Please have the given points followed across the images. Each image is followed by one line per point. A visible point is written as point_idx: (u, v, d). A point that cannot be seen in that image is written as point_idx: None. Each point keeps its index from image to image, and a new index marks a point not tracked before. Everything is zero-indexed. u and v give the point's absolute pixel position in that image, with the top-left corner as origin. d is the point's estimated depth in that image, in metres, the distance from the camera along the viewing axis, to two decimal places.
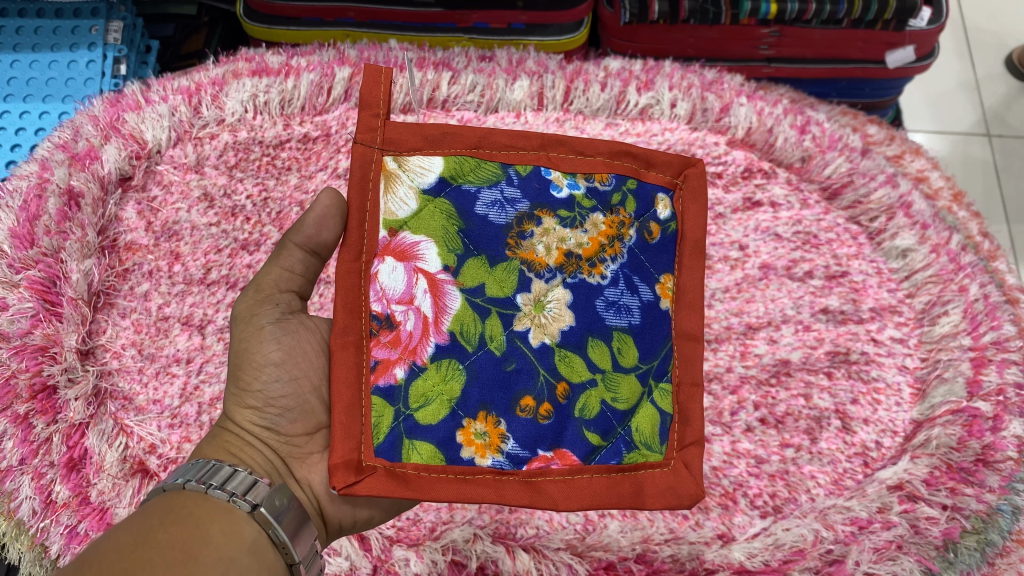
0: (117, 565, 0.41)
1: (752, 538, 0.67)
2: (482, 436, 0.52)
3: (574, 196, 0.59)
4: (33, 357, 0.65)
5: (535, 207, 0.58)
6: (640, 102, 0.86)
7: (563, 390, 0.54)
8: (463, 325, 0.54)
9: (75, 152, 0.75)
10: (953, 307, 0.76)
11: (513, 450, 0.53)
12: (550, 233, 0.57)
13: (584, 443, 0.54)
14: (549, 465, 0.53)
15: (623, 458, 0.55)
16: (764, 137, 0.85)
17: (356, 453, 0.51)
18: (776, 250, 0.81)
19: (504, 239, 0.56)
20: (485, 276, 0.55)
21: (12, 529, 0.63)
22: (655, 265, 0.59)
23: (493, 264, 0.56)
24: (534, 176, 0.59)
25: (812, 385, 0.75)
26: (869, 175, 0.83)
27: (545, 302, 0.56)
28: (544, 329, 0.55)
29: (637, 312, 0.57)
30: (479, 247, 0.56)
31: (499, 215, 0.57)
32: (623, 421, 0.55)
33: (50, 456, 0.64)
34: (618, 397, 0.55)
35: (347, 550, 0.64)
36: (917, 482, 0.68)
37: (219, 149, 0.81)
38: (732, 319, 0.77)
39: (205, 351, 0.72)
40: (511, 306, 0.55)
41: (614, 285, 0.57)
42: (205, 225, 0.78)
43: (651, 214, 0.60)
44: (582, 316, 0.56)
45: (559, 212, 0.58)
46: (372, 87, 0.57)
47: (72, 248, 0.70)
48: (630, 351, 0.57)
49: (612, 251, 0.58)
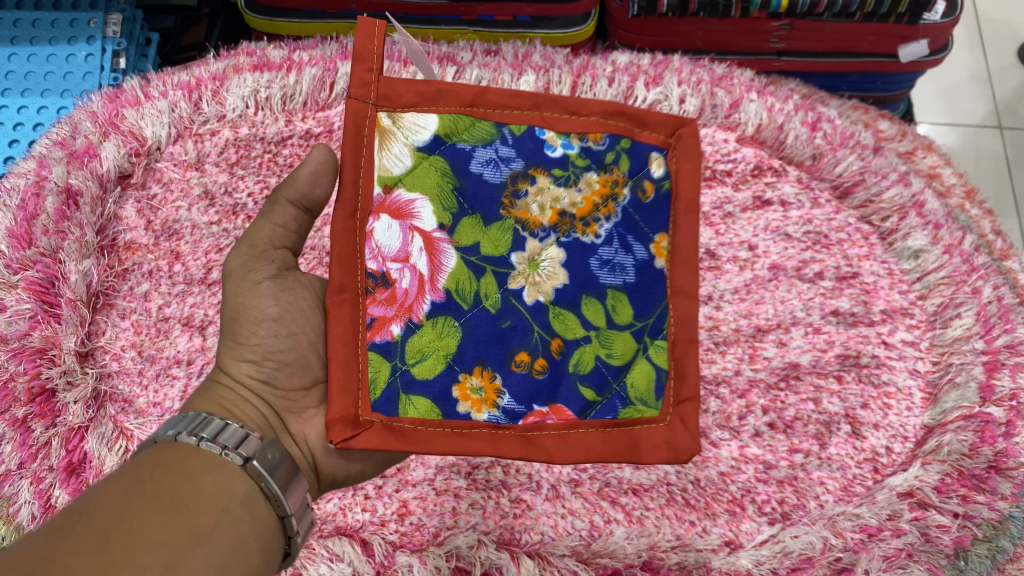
0: (103, 518, 0.40)
1: (759, 545, 0.66)
2: (477, 391, 0.53)
3: (567, 155, 0.59)
4: (32, 360, 0.64)
5: (530, 166, 0.58)
6: (648, 98, 0.85)
7: (557, 346, 0.55)
8: (459, 283, 0.55)
9: (74, 150, 0.74)
10: (965, 309, 0.75)
11: (509, 404, 0.53)
12: (545, 193, 0.58)
13: (579, 398, 0.54)
14: (545, 420, 0.54)
15: (619, 414, 0.54)
16: (774, 134, 0.84)
17: (354, 407, 0.51)
18: (786, 250, 0.79)
19: (500, 198, 0.57)
20: (479, 233, 0.56)
21: (12, 533, 0.62)
22: (650, 222, 0.59)
23: (488, 222, 0.56)
24: (529, 135, 0.59)
25: (822, 389, 0.73)
26: (881, 174, 0.81)
27: (540, 260, 0.57)
28: (538, 287, 0.56)
29: (632, 270, 0.58)
30: (474, 206, 0.56)
31: (494, 174, 0.57)
32: (620, 380, 0.55)
33: (49, 460, 0.63)
34: (613, 353, 0.56)
35: (350, 555, 0.63)
36: (928, 489, 0.66)
37: (219, 146, 0.80)
38: (741, 321, 0.76)
39: (205, 352, 0.71)
40: (507, 264, 0.56)
41: (609, 243, 0.58)
42: (205, 223, 0.76)
43: (645, 173, 0.59)
44: (576, 274, 0.56)
45: (554, 172, 0.58)
46: (366, 39, 0.55)
47: (71, 248, 0.69)
48: (624, 309, 0.57)
49: (606, 210, 0.58)
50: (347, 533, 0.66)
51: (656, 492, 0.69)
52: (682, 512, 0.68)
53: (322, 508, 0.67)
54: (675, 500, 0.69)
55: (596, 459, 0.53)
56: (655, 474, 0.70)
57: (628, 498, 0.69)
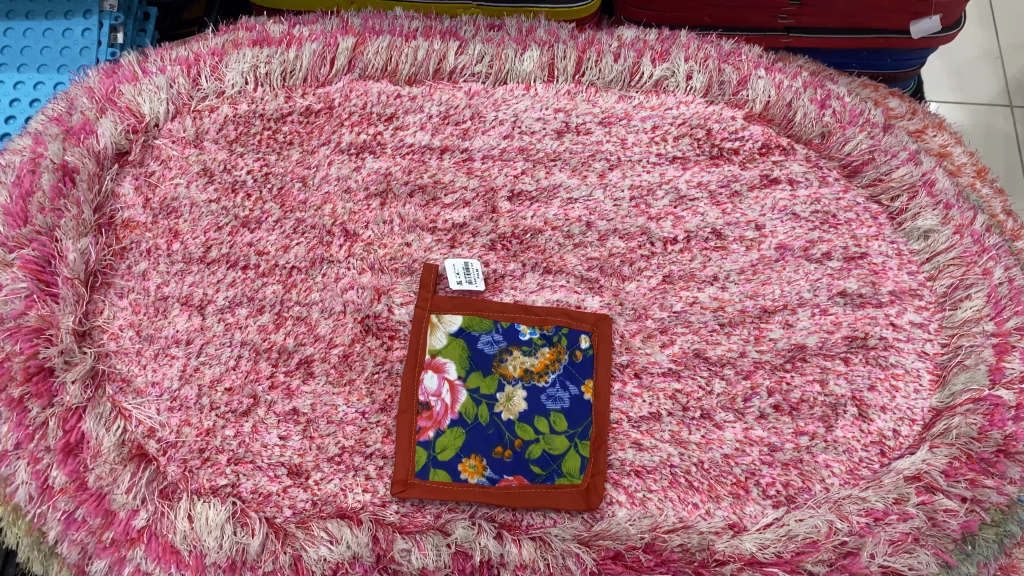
0: None
1: (764, 529, 0.65)
2: (470, 464, 0.67)
3: (533, 339, 0.72)
4: (28, 339, 0.64)
5: (502, 356, 0.71)
6: (655, 74, 0.84)
7: (520, 439, 0.68)
8: (471, 377, 0.70)
9: (70, 126, 0.74)
10: (976, 291, 0.73)
11: (489, 471, 0.67)
12: (514, 368, 0.70)
13: (529, 469, 0.67)
14: (509, 481, 0.67)
15: (556, 478, 0.67)
16: (782, 112, 0.82)
17: (405, 473, 0.66)
18: (793, 231, 0.78)
19: (482, 364, 0.70)
20: (479, 381, 0.69)
21: (10, 514, 0.61)
22: (584, 373, 0.71)
23: (470, 352, 0.71)
24: (503, 335, 0.72)
25: (828, 370, 0.72)
26: (890, 153, 0.80)
27: (505, 363, 0.70)
28: (510, 406, 0.69)
29: (570, 401, 0.70)
30: (465, 346, 0.71)
31: (483, 357, 0.71)
32: (558, 466, 0.67)
33: (47, 441, 0.62)
34: (555, 442, 0.68)
35: (348, 537, 0.63)
36: (936, 472, 0.65)
37: (218, 123, 0.79)
38: (747, 302, 0.75)
39: (205, 332, 0.71)
40: (482, 363, 0.70)
41: (557, 390, 0.70)
42: (204, 201, 0.75)
43: (579, 356, 0.72)
44: (530, 404, 0.69)
45: (521, 359, 0.71)
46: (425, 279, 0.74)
47: (67, 226, 0.68)
48: (563, 420, 0.69)
49: (555, 369, 0.71)
50: (347, 514, 0.65)
51: (659, 474, 0.69)
52: (686, 495, 0.68)
53: (322, 489, 0.66)
54: (679, 483, 0.68)
55: (530, 507, 0.66)
56: (658, 456, 0.69)
57: (630, 480, 0.68)
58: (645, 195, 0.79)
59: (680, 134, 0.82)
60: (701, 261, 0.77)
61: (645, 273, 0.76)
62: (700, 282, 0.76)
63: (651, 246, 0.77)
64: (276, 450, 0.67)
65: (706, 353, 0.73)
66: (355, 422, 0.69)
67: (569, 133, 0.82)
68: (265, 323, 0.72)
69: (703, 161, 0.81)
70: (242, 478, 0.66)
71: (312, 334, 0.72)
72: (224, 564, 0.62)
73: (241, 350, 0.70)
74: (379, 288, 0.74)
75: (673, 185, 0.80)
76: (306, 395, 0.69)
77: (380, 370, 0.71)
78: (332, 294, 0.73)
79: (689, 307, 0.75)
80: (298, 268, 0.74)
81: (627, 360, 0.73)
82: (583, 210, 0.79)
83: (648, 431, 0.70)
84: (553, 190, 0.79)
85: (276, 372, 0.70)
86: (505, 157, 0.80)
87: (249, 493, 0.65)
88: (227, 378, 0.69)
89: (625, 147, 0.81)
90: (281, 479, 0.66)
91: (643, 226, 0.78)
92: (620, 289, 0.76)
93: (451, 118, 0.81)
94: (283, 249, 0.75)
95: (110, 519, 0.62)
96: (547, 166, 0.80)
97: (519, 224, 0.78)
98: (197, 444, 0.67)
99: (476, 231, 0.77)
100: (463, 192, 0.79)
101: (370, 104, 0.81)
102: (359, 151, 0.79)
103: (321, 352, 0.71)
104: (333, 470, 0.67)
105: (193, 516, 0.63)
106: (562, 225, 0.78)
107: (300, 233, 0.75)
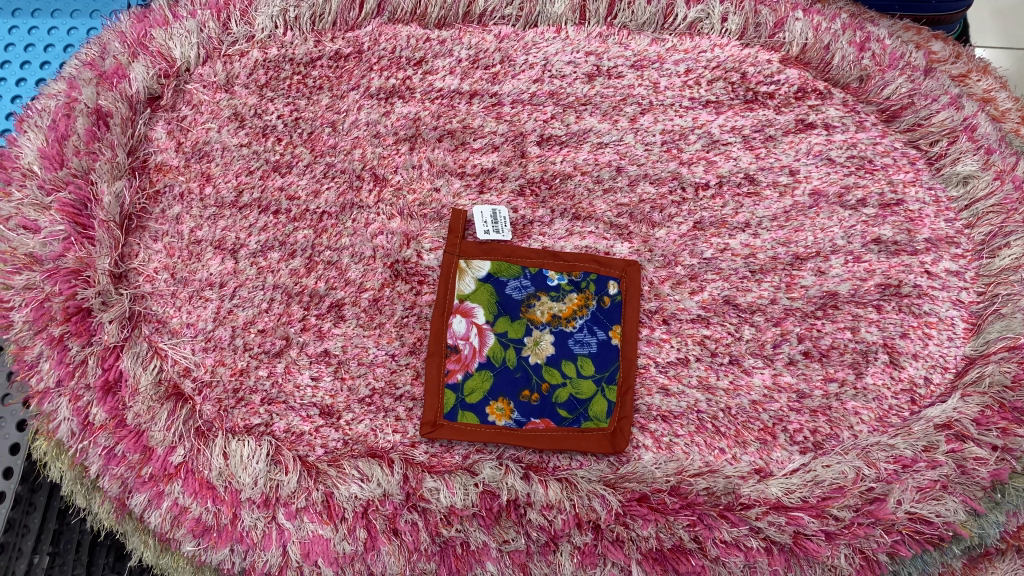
0: None
1: (790, 474, 0.66)
2: (497, 407, 0.67)
3: (561, 285, 0.72)
4: (67, 281, 0.64)
5: (530, 300, 0.71)
6: (688, 16, 0.82)
7: (547, 384, 0.68)
8: (499, 321, 0.70)
9: (103, 71, 0.74)
10: (1016, 238, 0.71)
11: (515, 415, 0.67)
12: (541, 313, 0.71)
13: (555, 414, 0.67)
14: (535, 425, 0.67)
15: (581, 423, 0.67)
16: (819, 55, 0.81)
17: (433, 413, 0.67)
18: (828, 175, 0.77)
19: (513, 307, 0.70)
20: (507, 326, 0.70)
21: (54, 449, 0.62)
22: (611, 319, 0.71)
23: (498, 296, 0.71)
24: (531, 281, 0.72)
25: (860, 318, 0.71)
26: (931, 97, 0.78)
27: (531, 307, 0.71)
28: (537, 350, 0.69)
29: (597, 346, 0.70)
30: (493, 292, 0.71)
31: (511, 302, 0.71)
32: (584, 410, 0.68)
33: (86, 378, 0.63)
34: (582, 386, 0.69)
35: (378, 476, 0.64)
36: (967, 421, 0.65)
37: (249, 67, 0.79)
38: (779, 249, 0.74)
39: (237, 275, 0.71)
40: (511, 308, 0.70)
41: (584, 337, 0.70)
42: (236, 145, 0.76)
43: (607, 301, 0.72)
44: (556, 349, 0.69)
45: (548, 301, 0.71)
46: (454, 225, 0.74)
47: (102, 169, 0.69)
48: (590, 364, 0.69)
49: (581, 315, 0.71)
50: (377, 454, 0.66)
51: (686, 419, 0.69)
52: (712, 440, 0.68)
53: (353, 429, 0.67)
54: (706, 428, 0.69)
55: (555, 449, 0.67)
56: (685, 401, 0.70)
57: (657, 424, 0.69)
58: (677, 140, 0.78)
59: (713, 78, 0.81)
60: (733, 207, 0.76)
61: (675, 220, 0.76)
62: (731, 228, 0.75)
63: (682, 192, 0.77)
64: (309, 391, 0.69)
65: (736, 300, 0.73)
66: (385, 364, 0.70)
67: (600, 77, 0.81)
68: (297, 267, 0.72)
69: (737, 105, 0.80)
70: (275, 417, 0.67)
71: (342, 278, 0.72)
72: (259, 500, 0.63)
73: (274, 294, 0.71)
74: (409, 234, 0.74)
75: (706, 130, 0.79)
76: (336, 337, 0.71)
77: (409, 315, 0.72)
78: (362, 239, 0.74)
79: (719, 254, 0.74)
80: (329, 213, 0.75)
81: (655, 307, 0.73)
82: (613, 155, 0.78)
83: (676, 376, 0.71)
84: (582, 134, 0.79)
85: (307, 315, 0.71)
86: (534, 102, 0.80)
87: (282, 432, 0.67)
88: (259, 320, 0.70)
89: (658, 91, 0.80)
90: (313, 419, 0.68)
91: (674, 171, 0.77)
92: (649, 236, 0.75)
93: (481, 63, 0.81)
94: (313, 194, 0.75)
95: (148, 455, 0.63)
96: (577, 111, 0.79)
97: (548, 168, 0.77)
98: (231, 384, 0.68)
99: (505, 176, 0.77)
100: (492, 137, 0.78)
101: (399, 48, 0.81)
102: (388, 95, 0.79)
103: (351, 296, 0.72)
104: (364, 411, 0.68)
105: (227, 454, 0.65)
106: (592, 170, 0.77)
107: (330, 178, 0.76)
